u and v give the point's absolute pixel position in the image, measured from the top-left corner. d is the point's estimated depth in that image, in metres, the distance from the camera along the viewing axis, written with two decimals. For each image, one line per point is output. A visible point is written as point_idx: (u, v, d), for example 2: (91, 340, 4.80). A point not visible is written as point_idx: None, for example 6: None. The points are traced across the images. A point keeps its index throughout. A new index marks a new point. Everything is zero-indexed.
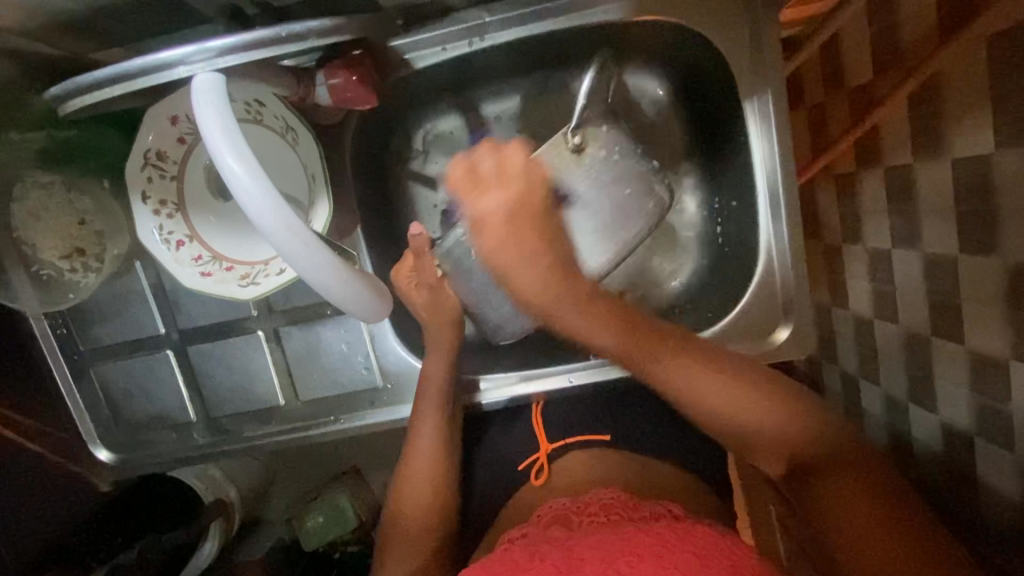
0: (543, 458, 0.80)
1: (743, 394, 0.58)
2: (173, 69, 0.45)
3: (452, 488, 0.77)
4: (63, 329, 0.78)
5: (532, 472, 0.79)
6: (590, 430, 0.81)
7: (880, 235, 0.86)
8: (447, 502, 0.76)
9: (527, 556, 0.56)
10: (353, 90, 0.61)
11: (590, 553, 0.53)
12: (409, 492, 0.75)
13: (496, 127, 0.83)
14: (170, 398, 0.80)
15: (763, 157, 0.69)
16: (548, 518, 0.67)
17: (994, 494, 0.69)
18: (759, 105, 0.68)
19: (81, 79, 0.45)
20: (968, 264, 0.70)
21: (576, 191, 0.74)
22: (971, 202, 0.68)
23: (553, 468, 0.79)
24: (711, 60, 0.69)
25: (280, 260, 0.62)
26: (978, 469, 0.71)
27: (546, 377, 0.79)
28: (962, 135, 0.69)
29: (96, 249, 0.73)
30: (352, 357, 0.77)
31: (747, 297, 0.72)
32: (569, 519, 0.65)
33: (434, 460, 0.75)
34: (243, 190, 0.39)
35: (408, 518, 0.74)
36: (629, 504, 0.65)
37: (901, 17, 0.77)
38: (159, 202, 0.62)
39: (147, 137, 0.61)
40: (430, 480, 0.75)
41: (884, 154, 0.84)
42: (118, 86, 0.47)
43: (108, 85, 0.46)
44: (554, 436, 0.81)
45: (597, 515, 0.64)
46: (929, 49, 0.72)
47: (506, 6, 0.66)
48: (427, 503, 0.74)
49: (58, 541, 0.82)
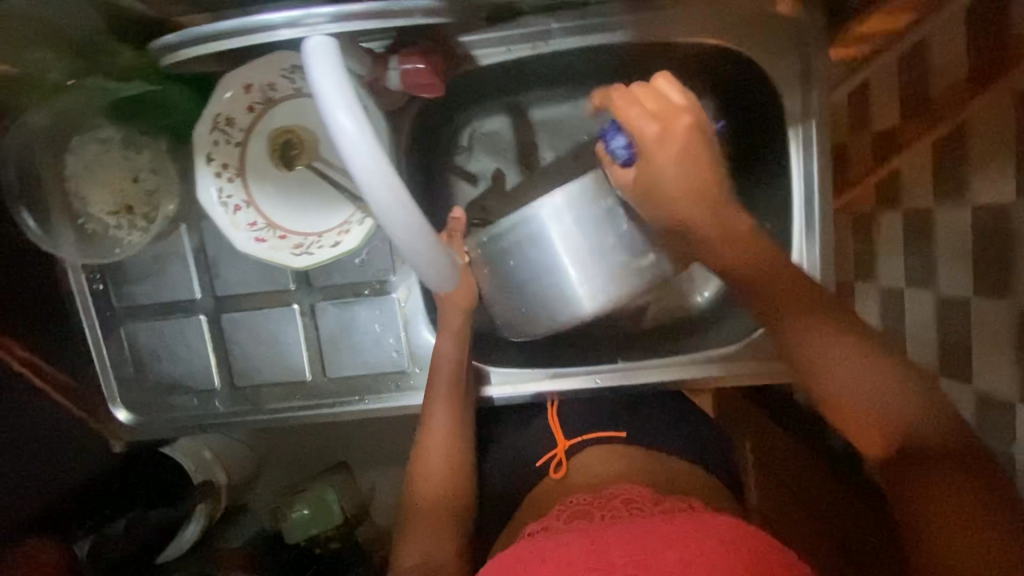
0: (561, 453, 0.81)
1: (872, 370, 0.56)
2: (274, 29, 0.48)
3: (467, 475, 0.78)
4: (100, 286, 0.78)
5: (551, 466, 0.80)
6: (605, 428, 0.82)
7: (894, 273, 0.89)
8: (464, 489, 0.77)
9: (555, 544, 0.56)
10: (426, 78, 0.64)
11: (616, 539, 0.54)
12: (425, 477, 0.75)
13: (540, 131, 0.85)
14: (196, 362, 0.80)
15: (802, 174, 0.72)
16: (572, 511, 0.67)
17: None
18: (802, 134, 0.70)
19: (180, 36, 0.48)
20: (980, 307, 0.73)
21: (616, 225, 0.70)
22: (987, 247, 0.71)
23: (572, 462, 0.80)
24: (759, 86, 0.73)
25: (334, 234, 0.64)
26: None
27: (571, 377, 0.82)
28: (983, 183, 0.71)
29: (144, 208, 0.75)
30: (384, 338, 0.78)
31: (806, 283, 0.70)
32: (592, 513, 0.66)
33: (449, 442, 0.76)
34: (356, 151, 0.38)
35: (425, 505, 0.74)
36: (651, 498, 0.67)
37: (932, 65, 0.79)
38: (221, 165, 0.64)
39: (218, 101, 0.61)
40: (445, 463, 0.76)
41: (902, 197, 0.86)
42: (213, 44, 0.50)
43: (205, 43, 0.49)
44: (571, 433, 0.83)
45: (620, 510, 0.66)
46: (958, 99, 0.74)
47: (573, 15, 0.69)
48: (446, 488, 0.75)
49: (52, 505, 0.78)
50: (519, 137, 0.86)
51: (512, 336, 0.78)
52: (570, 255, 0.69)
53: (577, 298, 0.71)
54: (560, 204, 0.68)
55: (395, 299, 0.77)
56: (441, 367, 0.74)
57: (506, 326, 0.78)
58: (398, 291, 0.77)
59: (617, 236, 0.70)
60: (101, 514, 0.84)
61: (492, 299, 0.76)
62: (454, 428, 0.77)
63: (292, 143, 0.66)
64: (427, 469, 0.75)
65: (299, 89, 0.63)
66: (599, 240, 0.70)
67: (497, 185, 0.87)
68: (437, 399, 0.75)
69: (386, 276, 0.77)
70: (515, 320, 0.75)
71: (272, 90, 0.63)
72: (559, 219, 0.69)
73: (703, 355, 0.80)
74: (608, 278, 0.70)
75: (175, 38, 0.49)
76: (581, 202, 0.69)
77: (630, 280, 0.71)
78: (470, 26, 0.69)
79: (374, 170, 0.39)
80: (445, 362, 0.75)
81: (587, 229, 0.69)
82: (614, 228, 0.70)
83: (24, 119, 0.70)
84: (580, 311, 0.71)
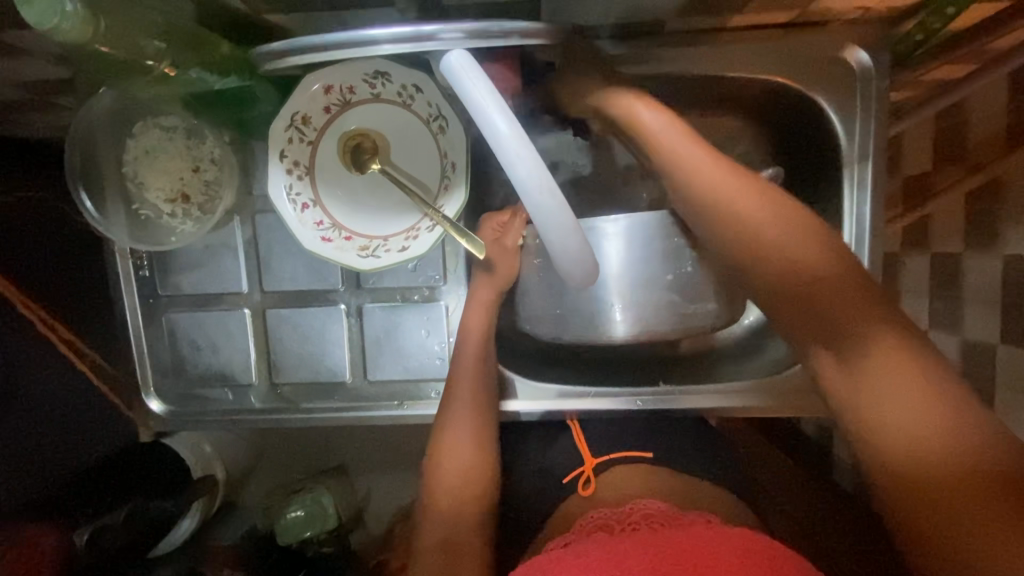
0: (589, 470, 0.77)
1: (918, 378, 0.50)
2: (379, 45, 0.47)
3: (490, 487, 0.74)
4: (146, 272, 0.78)
5: (579, 483, 0.77)
6: (634, 447, 0.79)
7: (918, 314, 0.90)
8: (485, 501, 0.73)
9: (573, 553, 0.54)
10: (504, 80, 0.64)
11: (633, 551, 0.51)
12: (441, 483, 0.73)
13: (576, 151, 0.85)
14: (236, 356, 0.80)
15: (853, 214, 0.73)
16: (591, 526, 0.65)
17: None
18: (856, 175, 0.72)
19: (291, 44, 0.48)
20: (1009, 353, 0.74)
21: (679, 264, 0.69)
22: (1016, 298, 0.73)
23: (601, 479, 0.76)
24: (816, 126, 0.75)
25: (401, 239, 0.65)
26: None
27: (610, 396, 0.78)
28: (1015, 236, 0.73)
29: (201, 199, 0.74)
30: (429, 345, 0.78)
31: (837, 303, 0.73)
32: (613, 526, 0.64)
33: (473, 451, 0.74)
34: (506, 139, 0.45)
35: (445, 515, 0.71)
36: (673, 513, 0.63)
37: (968, 117, 0.81)
38: (293, 163, 0.64)
39: (299, 100, 0.62)
40: (463, 473, 0.73)
41: (932, 241, 0.88)
42: (318, 54, 0.49)
43: (312, 52, 0.49)
44: (598, 451, 0.79)
45: (641, 525, 0.63)
46: (994, 153, 0.77)
47: (644, 44, 0.71)
48: (467, 497, 0.72)
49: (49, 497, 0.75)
50: (568, 155, 0.85)
51: (526, 328, 0.78)
52: (620, 281, 0.69)
53: (610, 324, 0.70)
54: (624, 231, 0.68)
55: (443, 306, 0.77)
56: (463, 367, 0.73)
57: (525, 318, 0.77)
58: (447, 299, 0.77)
59: (673, 276, 0.69)
60: (103, 502, 0.79)
61: (524, 293, 0.76)
62: (477, 436, 0.74)
63: (363, 146, 0.66)
64: (445, 476, 0.73)
65: (378, 95, 0.64)
66: (655, 272, 0.69)
67: None
68: (459, 410, 0.73)
69: (436, 283, 0.77)
70: (542, 322, 0.74)
71: (351, 93, 0.64)
72: (621, 240, 0.68)
73: (736, 384, 0.77)
74: (647, 310, 0.70)
75: (282, 45, 0.49)
76: (644, 235, 0.69)
77: (666, 320, 0.70)
78: None
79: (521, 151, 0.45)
80: (465, 363, 0.73)
81: (645, 259, 0.69)
82: (674, 268, 0.69)
83: (92, 102, 0.70)
84: (608, 336, 0.71)
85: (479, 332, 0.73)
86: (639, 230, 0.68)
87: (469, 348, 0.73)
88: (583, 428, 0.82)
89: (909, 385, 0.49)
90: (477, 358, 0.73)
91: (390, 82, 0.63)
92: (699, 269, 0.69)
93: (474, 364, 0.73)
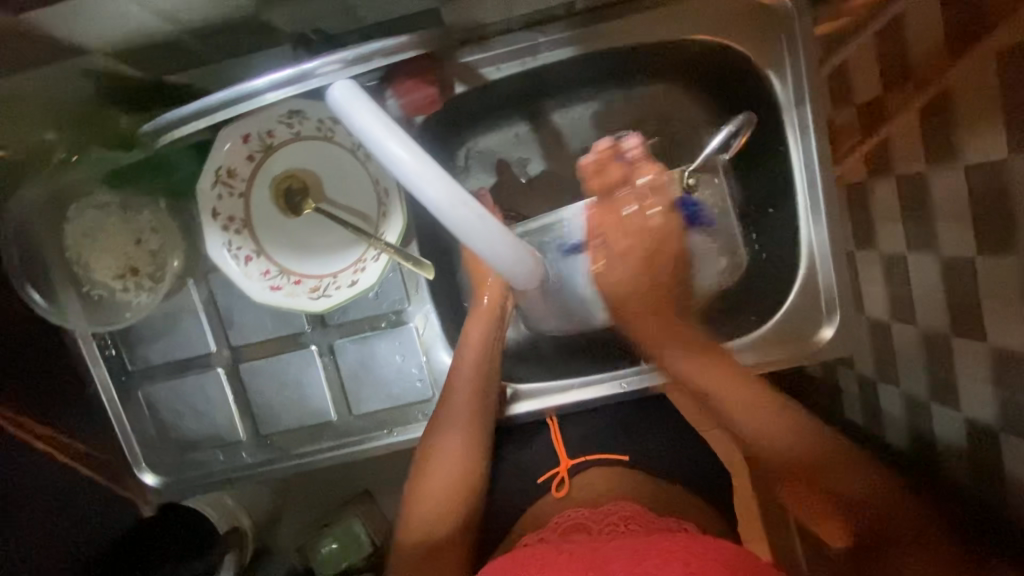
0: (564, 471, 0.74)
1: (778, 429, 0.66)
2: (265, 93, 0.46)
3: (481, 489, 0.72)
4: (112, 350, 0.78)
5: (552, 485, 0.74)
6: (607, 450, 0.75)
7: (894, 240, 0.85)
8: (473, 511, 0.71)
9: (554, 550, 0.52)
10: (419, 93, 0.64)
11: (615, 553, 0.50)
12: (431, 488, 0.69)
13: (518, 147, 0.84)
14: (219, 416, 0.79)
15: (801, 157, 0.72)
16: (565, 526, 0.62)
17: (1018, 487, 0.68)
18: (798, 120, 0.71)
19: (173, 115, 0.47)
20: (987, 263, 0.69)
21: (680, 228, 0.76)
22: (986, 205, 0.68)
23: (575, 481, 0.74)
24: (748, 75, 0.73)
25: (350, 273, 0.64)
26: (1002, 461, 0.70)
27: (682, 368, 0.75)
28: (975, 142, 0.69)
29: (150, 269, 0.74)
30: (407, 369, 0.77)
31: (802, 266, 0.74)
32: (590, 527, 0.61)
33: (461, 467, 0.70)
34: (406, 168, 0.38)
35: (424, 526, 0.68)
36: (648, 515, 0.61)
37: (901, 36, 0.80)
38: (228, 218, 0.63)
39: (220, 154, 0.61)
40: (455, 479, 0.70)
41: (894, 164, 0.83)
42: (201, 119, 0.49)
43: (193, 120, 0.49)
44: (574, 451, 0.75)
45: (618, 525, 0.60)
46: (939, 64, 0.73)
47: (559, 28, 0.69)
48: (448, 511, 0.69)
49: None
50: (515, 153, 0.85)
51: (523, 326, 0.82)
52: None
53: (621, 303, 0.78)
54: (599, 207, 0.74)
55: (413, 328, 0.76)
56: (457, 387, 0.71)
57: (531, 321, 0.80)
58: (415, 320, 0.76)
59: None
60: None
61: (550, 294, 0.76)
62: (467, 456, 0.71)
63: (294, 188, 0.65)
64: (436, 479, 0.69)
65: (298, 133, 0.64)
66: None
67: (499, 198, 0.86)
68: (448, 422, 0.71)
69: (401, 306, 0.76)
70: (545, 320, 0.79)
71: (271, 137, 0.63)
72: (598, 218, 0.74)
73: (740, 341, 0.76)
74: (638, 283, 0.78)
75: (164, 118, 0.49)
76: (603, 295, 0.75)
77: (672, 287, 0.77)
78: (470, 46, 0.69)
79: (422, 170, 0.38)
80: (467, 376, 0.71)
81: None
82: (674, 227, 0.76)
83: (19, 195, 0.69)
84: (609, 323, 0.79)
85: (473, 354, 0.71)
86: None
87: (463, 372, 0.71)
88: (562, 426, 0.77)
89: (772, 425, 0.66)
90: (475, 364, 0.71)
91: (306, 119, 0.62)
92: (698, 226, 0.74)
93: (470, 369, 0.71)
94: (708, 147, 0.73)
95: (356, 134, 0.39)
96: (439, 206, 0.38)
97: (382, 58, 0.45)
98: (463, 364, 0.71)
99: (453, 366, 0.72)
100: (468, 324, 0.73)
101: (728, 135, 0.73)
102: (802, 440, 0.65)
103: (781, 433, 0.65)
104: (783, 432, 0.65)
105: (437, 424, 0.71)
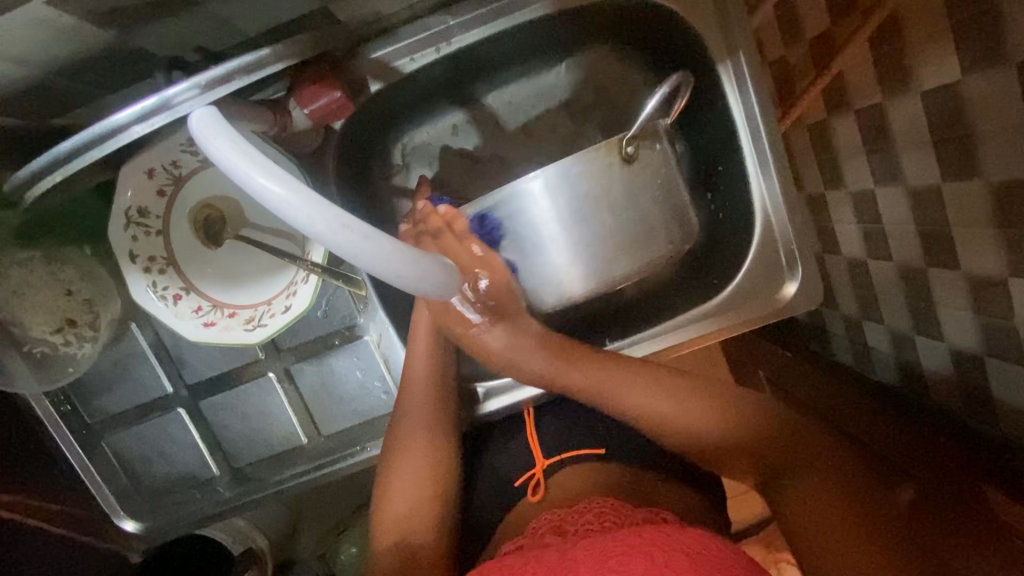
0: (540, 473, 0.73)
1: (699, 416, 0.65)
2: (132, 128, 0.44)
3: (451, 492, 0.70)
4: (67, 406, 0.76)
5: (529, 488, 0.73)
6: (585, 445, 0.74)
7: (859, 177, 0.80)
8: (448, 515, 0.69)
9: (524, 559, 0.52)
10: (327, 99, 0.61)
11: (583, 553, 0.49)
12: (397, 491, 0.68)
13: (456, 138, 0.81)
14: (188, 455, 0.78)
15: (740, 109, 0.69)
16: (542, 529, 0.61)
17: (1010, 411, 0.66)
18: (733, 71, 0.68)
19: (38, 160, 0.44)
20: (952, 190, 0.65)
21: (636, 198, 0.65)
22: (945, 129, 0.64)
23: (550, 482, 0.72)
24: (676, 28, 0.69)
25: (283, 298, 0.62)
26: (990, 385, 0.68)
27: (642, 345, 0.75)
28: (927, 64, 0.64)
29: (87, 318, 0.71)
30: (369, 383, 0.75)
31: (757, 229, 0.71)
32: (564, 529, 0.60)
33: (429, 472, 0.69)
34: (280, 205, 0.34)
35: (395, 530, 0.67)
36: (624, 509, 0.60)
37: None
38: (148, 259, 0.62)
39: (126, 195, 0.59)
40: (415, 487, 0.68)
41: (851, 98, 0.78)
42: (55, 173, 0.46)
43: (47, 175, 0.46)
44: (549, 451, 0.74)
45: (593, 524, 0.59)
46: None
47: (468, 7, 0.65)
48: (417, 516, 0.67)
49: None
50: (452, 144, 0.81)
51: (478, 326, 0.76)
52: (564, 236, 0.65)
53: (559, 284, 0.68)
54: (552, 182, 0.62)
55: (368, 341, 0.73)
56: (414, 388, 0.70)
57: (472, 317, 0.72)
58: (368, 332, 0.73)
59: (618, 201, 0.64)
60: None
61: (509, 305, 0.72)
62: (433, 461, 0.69)
63: (212, 218, 0.64)
64: (401, 486, 0.68)
65: (204, 160, 0.61)
66: (595, 216, 0.64)
67: (444, 192, 0.82)
68: (410, 428, 0.69)
69: (352, 321, 0.73)
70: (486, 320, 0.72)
71: (178, 167, 0.61)
72: (548, 198, 0.62)
73: (686, 317, 0.74)
74: (595, 256, 0.66)
75: (20, 175, 0.46)
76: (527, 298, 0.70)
77: (626, 259, 0.67)
78: (378, 39, 0.64)
79: (291, 202, 0.34)
80: (419, 370, 0.70)
81: (583, 207, 0.63)
82: (619, 196, 0.64)
83: None
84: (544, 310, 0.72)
85: (424, 356, 0.70)
86: (569, 173, 0.62)
87: (416, 378, 0.70)
88: (539, 419, 0.78)
89: (683, 405, 0.66)
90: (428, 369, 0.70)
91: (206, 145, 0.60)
92: (639, 196, 0.65)
93: (425, 368, 0.71)
94: (641, 117, 0.61)
95: (211, 157, 0.36)
96: (318, 234, 0.36)
97: (246, 75, 0.44)
98: (417, 356, 0.70)
99: (406, 368, 0.71)
100: (414, 323, 0.71)
101: (661, 101, 0.62)
102: (721, 423, 0.65)
103: (709, 418, 0.65)
104: (698, 415, 0.65)
105: (397, 431, 0.70)
